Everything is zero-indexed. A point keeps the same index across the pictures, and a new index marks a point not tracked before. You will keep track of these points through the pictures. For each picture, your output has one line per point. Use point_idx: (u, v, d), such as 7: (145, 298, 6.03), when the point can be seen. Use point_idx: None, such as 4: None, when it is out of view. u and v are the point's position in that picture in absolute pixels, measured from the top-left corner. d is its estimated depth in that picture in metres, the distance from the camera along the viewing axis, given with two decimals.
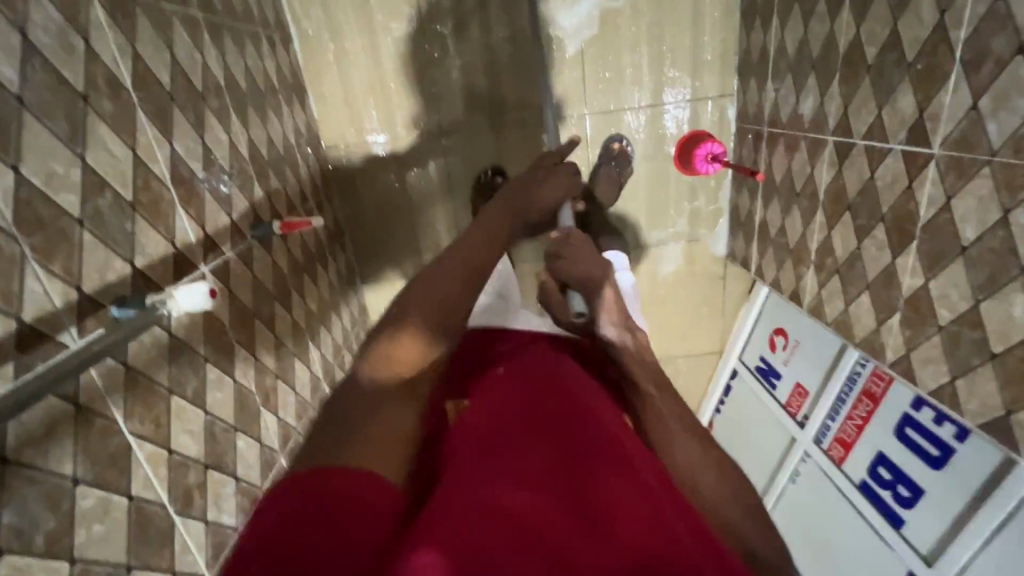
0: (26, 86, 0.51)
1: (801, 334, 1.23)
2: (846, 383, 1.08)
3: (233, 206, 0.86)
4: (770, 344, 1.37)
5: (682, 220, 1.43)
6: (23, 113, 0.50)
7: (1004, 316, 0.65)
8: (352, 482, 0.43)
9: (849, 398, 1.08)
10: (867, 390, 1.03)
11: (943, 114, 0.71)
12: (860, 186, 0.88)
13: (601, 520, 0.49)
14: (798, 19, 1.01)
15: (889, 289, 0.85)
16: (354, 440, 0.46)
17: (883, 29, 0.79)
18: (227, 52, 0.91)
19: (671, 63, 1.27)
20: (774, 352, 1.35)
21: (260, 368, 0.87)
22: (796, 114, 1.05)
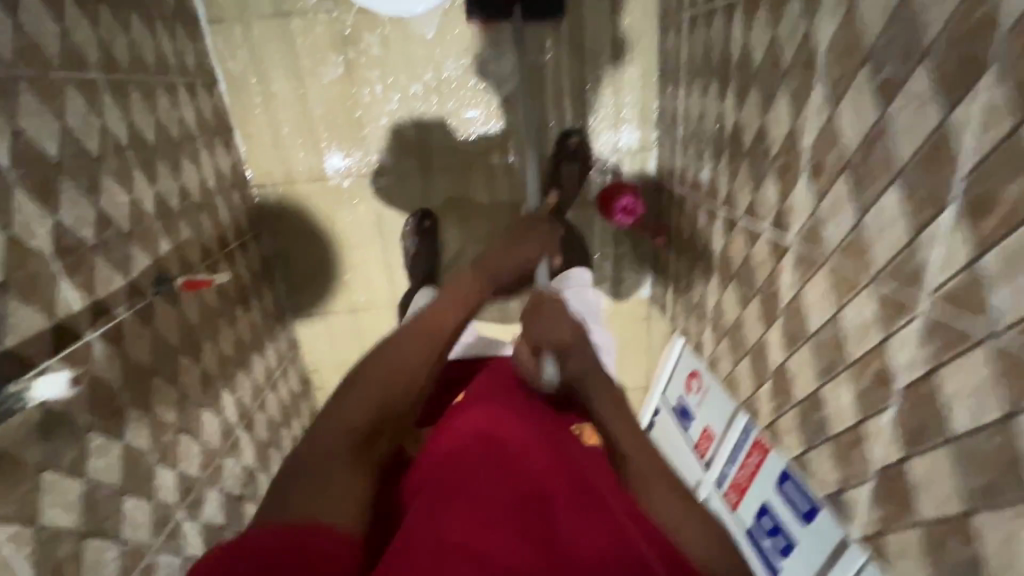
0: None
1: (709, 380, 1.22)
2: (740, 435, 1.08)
3: (131, 266, 0.87)
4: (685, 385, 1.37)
5: (607, 263, 1.48)
6: None
7: (837, 402, 0.72)
8: (305, 538, 0.54)
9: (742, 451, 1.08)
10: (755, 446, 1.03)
11: (795, 210, 0.77)
12: (742, 259, 0.94)
13: (549, 549, 0.59)
14: (697, 92, 1.07)
15: (761, 359, 0.91)
16: (313, 491, 0.60)
17: (756, 120, 0.85)
18: (132, 108, 0.92)
19: (594, 116, 1.32)
20: (689, 392, 1.35)
21: (157, 425, 0.89)
22: (697, 180, 1.11)
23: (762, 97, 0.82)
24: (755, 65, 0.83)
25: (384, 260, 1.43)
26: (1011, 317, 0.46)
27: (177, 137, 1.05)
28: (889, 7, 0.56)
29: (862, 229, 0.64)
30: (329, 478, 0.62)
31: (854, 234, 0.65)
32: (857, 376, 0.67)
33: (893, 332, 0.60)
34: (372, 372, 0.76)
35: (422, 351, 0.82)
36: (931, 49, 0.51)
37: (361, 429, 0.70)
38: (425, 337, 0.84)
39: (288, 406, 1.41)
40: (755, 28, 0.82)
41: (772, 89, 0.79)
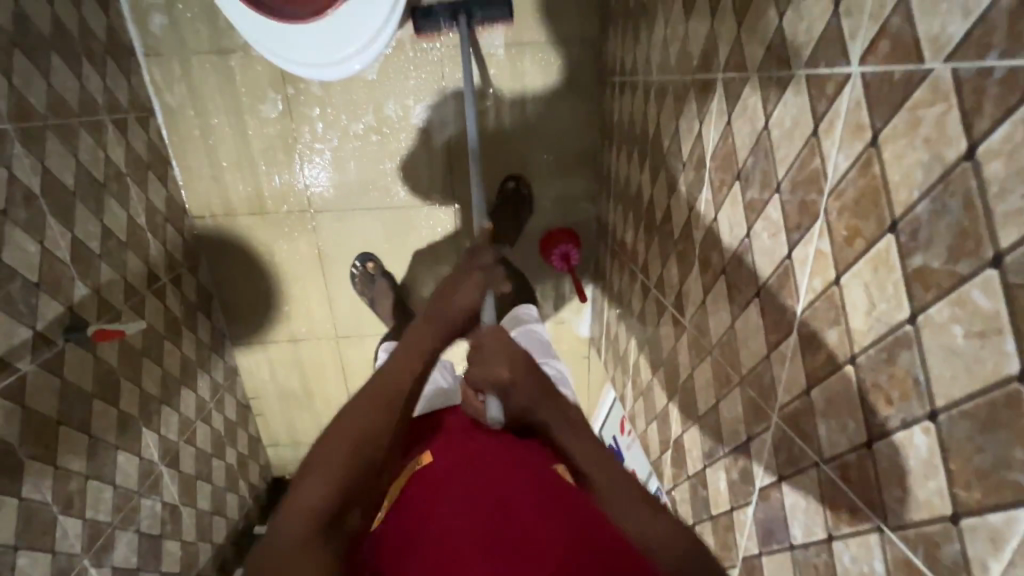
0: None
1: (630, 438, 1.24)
2: None
3: (39, 316, 0.86)
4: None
5: (549, 303, 1.51)
6: None
7: (716, 486, 0.75)
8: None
9: None
10: None
11: (690, 296, 0.80)
12: (653, 327, 0.97)
13: None
14: (626, 155, 1.09)
15: (665, 426, 0.94)
16: None
17: (664, 200, 0.88)
18: (49, 153, 0.91)
19: (535, 163, 1.34)
20: None
21: (62, 474, 0.89)
22: (625, 239, 1.14)
23: (669, 179, 0.85)
24: (665, 147, 0.86)
25: (325, 292, 1.44)
26: (829, 452, 0.50)
27: (102, 176, 1.04)
28: (752, 135, 0.59)
29: (734, 331, 0.67)
30: (291, 568, 0.48)
31: (730, 334, 0.68)
32: (730, 466, 0.70)
33: (753, 435, 0.64)
34: (339, 425, 0.61)
35: (381, 403, 0.64)
36: (780, 185, 0.55)
37: (312, 527, 0.52)
38: (380, 401, 0.64)
39: (222, 436, 1.41)
40: (664, 113, 0.85)
41: (675, 175, 0.82)
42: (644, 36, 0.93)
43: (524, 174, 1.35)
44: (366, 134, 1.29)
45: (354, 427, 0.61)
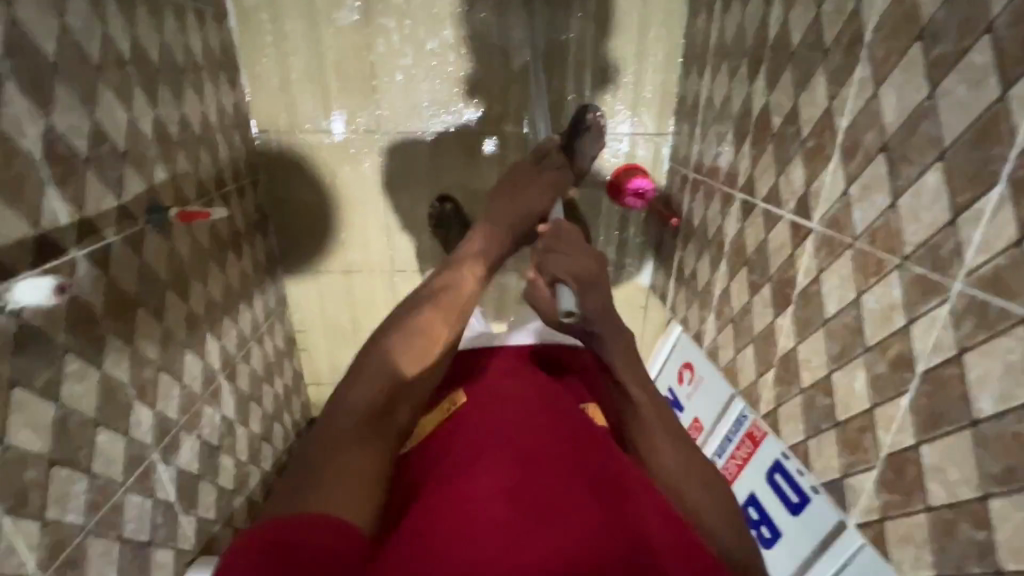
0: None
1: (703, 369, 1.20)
2: (733, 424, 1.03)
3: (125, 187, 0.81)
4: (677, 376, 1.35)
5: (612, 248, 1.47)
6: None
7: (849, 388, 0.71)
8: (312, 525, 0.53)
9: (733, 438, 1.04)
10: (749, 432, 0.99)
11: (822, 193, 0.75)
12: (756, 245, 0.93)
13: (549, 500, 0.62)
14: (723, 75, 1.05)
15: (767, 346, 0.90)
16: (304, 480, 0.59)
17: (787, 101, 0.83)
18: (138, 22, 0.86)
19: (613, 94, 1.30)
20: (681, 385, 1.31)
21: (140, 358, 0.84)
22: (715, 165, 1.09)
23: (798, 76, 0.80)
24: (793, 43, 0.81)
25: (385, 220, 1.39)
26: None
27: (182, 62, 0.99)
28: None
29: (895, 212, 0.63)
30: (330, 469, 0.60)
31: (887, 216, 0.64)
32: (874, 361, 0.66)
33: (918, 316, 0.60)
34: (373, 382, 0.71)
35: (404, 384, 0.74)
36: (995, 23, 0.50)
37: (373, 405, 0.69)
38: (418, 337, 0.78)
39: (272, 363, 1.36)
40: (796, 7, 0.80)
41: (810, 67, 0.77)
42: None
43: (600, 105, 1.30)
44: (442, 52, 1.25)
45: (390, 370, 0.73)
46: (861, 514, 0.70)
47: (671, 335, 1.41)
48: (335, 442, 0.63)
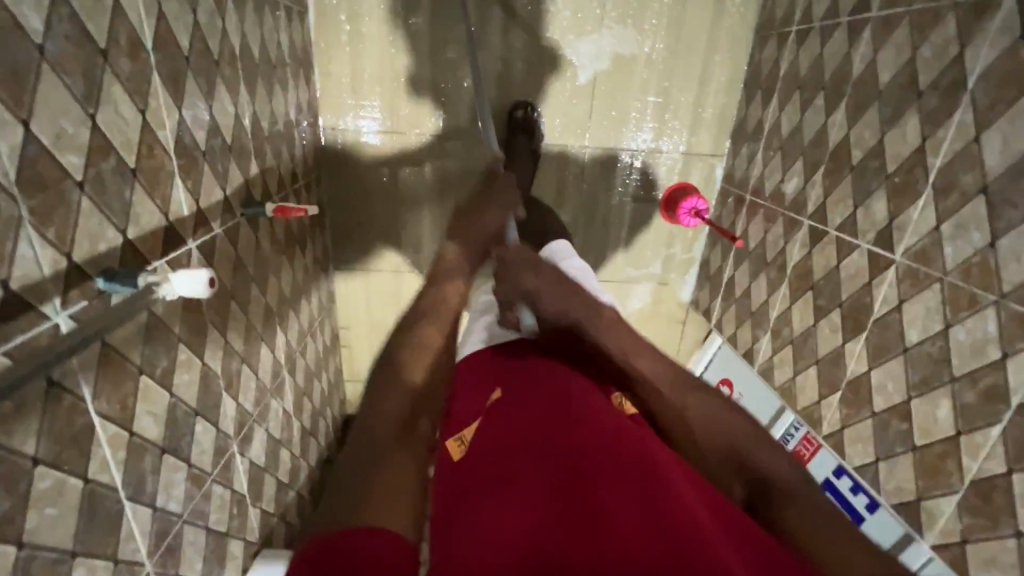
0: (49, 37, 0.48)
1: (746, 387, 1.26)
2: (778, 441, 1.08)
3: (228, 181, 0.82)
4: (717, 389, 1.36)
5: (657, 263, 1.50)
6: (43, 64, 0.47)
7: (930, 415, 0.74)
8: (367, 544, 0.50)
9: None
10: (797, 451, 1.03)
11: (909, 227, 0.79)
12: (826, 271, 0.97)
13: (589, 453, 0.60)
14: (793, 105, 1.09)
15: (834, 369, 0.94)
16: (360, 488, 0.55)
17: (872, 137, 0.87)
18: (246, 18, 0.87)
19: (673, 114, 1.33)
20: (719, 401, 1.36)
21: (230, 350, 0.85)
22: (779, 192, 1.13)
23: (885, 114, 0.84)
24: (881, 82, 0.85)
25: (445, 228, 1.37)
26: None
27: (274, 59, 1.01)
28: None
29: (994, 251, 0.66)
30: (374, 477, 0.55)
31: (983, 255, 0.68)
32: (962, 391, 0.70)
33: (1016, 351, 0.64)
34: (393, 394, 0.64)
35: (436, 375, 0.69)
36: None
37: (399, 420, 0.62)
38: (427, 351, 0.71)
39: (320, 358, 1.37)
40: (886, 49, 0.84)
41: (901, 107, 0.81)
42: None
43: (659, 124, 1.34)
44: (511, 62, 1.28)
45: (421, 389, 0.67)
46: (937, 537, 0.74)
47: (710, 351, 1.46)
48: (374, 454, 0.58)
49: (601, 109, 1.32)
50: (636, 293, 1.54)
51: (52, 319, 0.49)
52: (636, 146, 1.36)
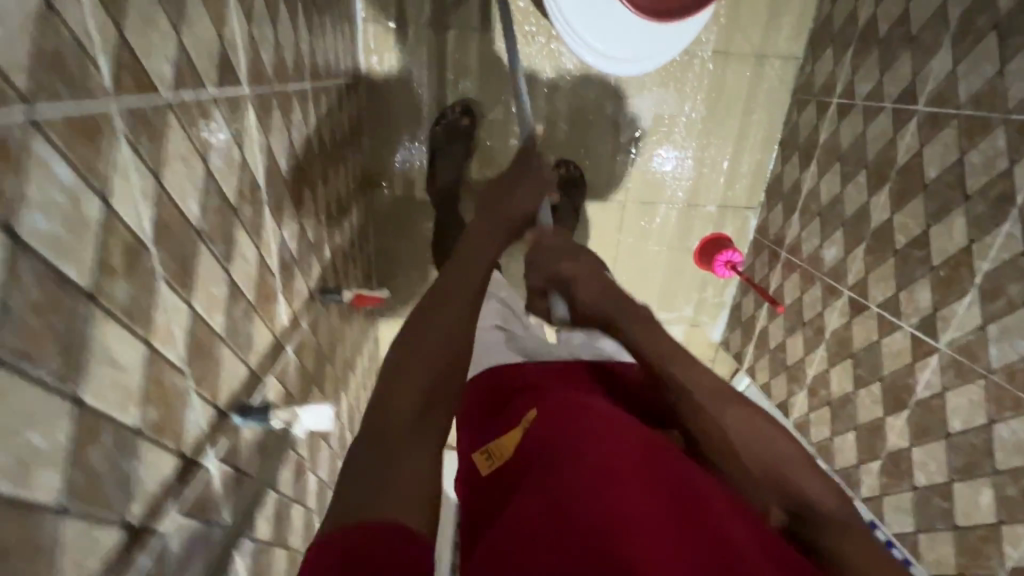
0: (203, 217, 0.52)
1: None
2: None
3: (310, 276, 0.87)
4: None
5: (689, 306, 1.55)
6: (200, 244, 0.52)
7: (972, 499, 0.81)
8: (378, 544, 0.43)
9: None
10: None
11: (954, 320, 0.84)
12: (867, 344, 1.02)
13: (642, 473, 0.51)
14: (832, 175, 1.13)
15: (874, 438, 0.99)
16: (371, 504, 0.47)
17: (916, 226, 0.92)
18: (320, 113, 0.91)
19: (710, 169, 1.37)
20: None
21: (312, 432, 0.90)
22: (817, 256, 1.17)
23: (931, 208, 0.89)
24: (927, 176, 0.90)
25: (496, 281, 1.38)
26: None
27: (338, 139, 1.04)
28: None
29: None
30: (398, 474, 0.49)
31: None
32: (1005, 483, 0.76)
33: None
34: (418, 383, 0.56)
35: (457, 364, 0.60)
36: None
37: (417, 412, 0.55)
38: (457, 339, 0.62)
39: None
40: (934, 145, 0.89)
41: (948, 205, 0.86)
42: (900, 64, 0.96)
43: (697, 178, 1.37)
44: (553, 122, 1.30)
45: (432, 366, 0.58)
46: None
47: (737, 388, 1.50)
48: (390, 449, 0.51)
49: (640, 165, 1.35)
50: (668, 335, 1.59)
51: (205, 465, 0.54)
52: (673, 200, 1.40)
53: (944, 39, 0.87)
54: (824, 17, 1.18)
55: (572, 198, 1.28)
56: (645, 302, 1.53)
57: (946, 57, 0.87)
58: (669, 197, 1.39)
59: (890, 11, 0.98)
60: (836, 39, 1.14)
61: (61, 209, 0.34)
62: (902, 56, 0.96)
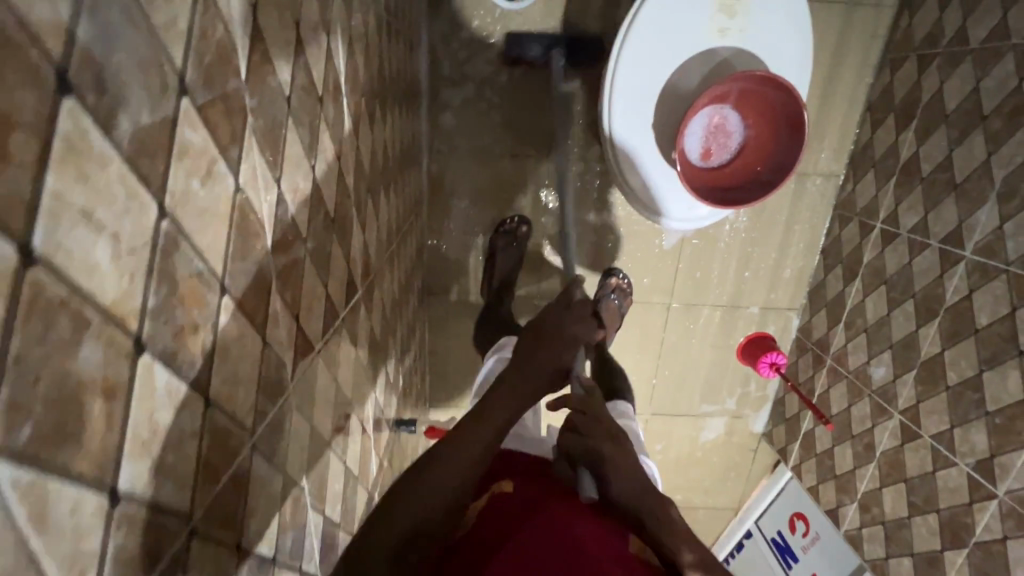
0: (331, 429, 0.61)
1: (821, 527, 1.31)
2: None
3: (388, 413, 0.94)
4: (789, 524, 1.44)
5: (732, 399, 1.57)
6: (329, 453, 0.61)
7: None
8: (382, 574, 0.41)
9: None
10: None
11: (1012, 471, 0.86)
12: (920, 472, 1.03)
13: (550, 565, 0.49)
14: (879, 295, 1.16)
15: (933, 569, 1.00)
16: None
17: (968, 367, 0.94)
18: (398, 258, 0.99)
19: (753, 272, 1.41)
20: (792, 534, 1.42)
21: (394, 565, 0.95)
22: (864, 372, 1.19)
23: (984, 354, 0.91)
24: (978, 322, 0.93)
25: None
26: None
27: (407, 265, 1.12)
28: None
29: None
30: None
31: None
32: None
33: None
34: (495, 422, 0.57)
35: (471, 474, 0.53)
36: None
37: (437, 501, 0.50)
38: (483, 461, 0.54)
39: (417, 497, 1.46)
40: (986, 291, 0.92)
41: (1001, 354, 0.89)
42: (945, 207, 1.01)
43: (739, 280, 1.41)
44: (602, 227, 1.32)
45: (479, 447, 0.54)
46: None
47: (780, 479, 1.52)
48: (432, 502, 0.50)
49: (685, 272, 1.40)
50: (710, 426, 1.60)
51: None
52: (715, 301, 1.44)
53: (990, 195, 0.92)
54: (864, 142, 1.24)
55: (613, 298, 1.28)
56: (688, 393, 1.55)
57: (992, 213, 0.91)
58: (714, 299, 1.43)
59: (932, 155, 1.04)
60: (877, 167, 1.19)
61: (266, 510, 0.44)
62: (947, 199, 1.00)
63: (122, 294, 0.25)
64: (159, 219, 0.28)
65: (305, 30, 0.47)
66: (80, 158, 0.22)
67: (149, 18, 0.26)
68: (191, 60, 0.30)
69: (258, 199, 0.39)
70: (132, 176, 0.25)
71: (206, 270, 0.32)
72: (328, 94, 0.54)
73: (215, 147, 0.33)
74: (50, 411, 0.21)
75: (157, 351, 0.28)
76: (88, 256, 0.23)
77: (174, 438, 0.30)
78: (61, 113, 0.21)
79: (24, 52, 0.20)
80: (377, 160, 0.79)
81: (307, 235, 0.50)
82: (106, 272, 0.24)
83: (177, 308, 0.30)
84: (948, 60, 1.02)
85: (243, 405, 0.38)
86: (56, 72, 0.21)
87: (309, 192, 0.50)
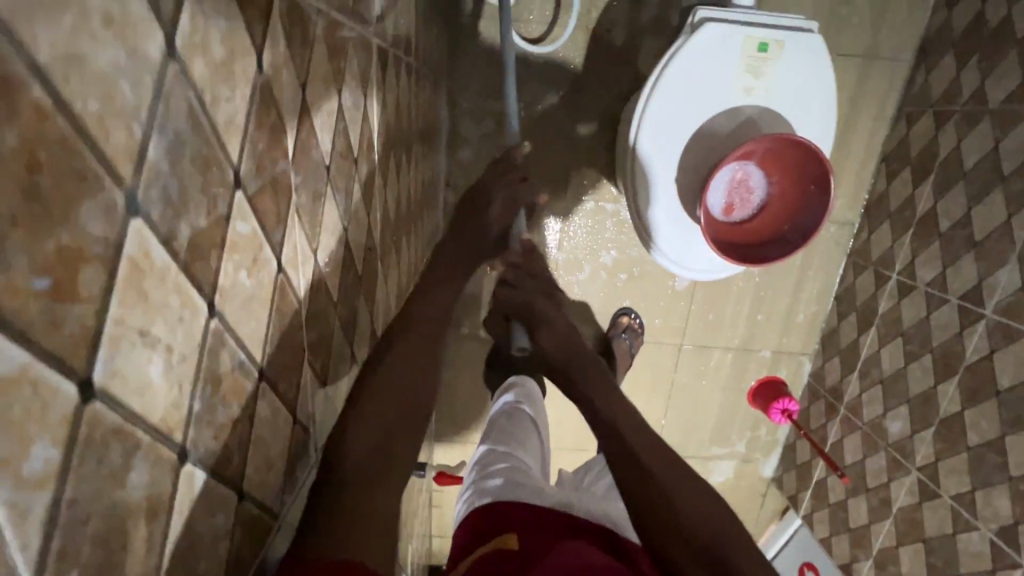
0: None
1: None
2: None
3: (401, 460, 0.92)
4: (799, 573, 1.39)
5: (741, 443, 1.54)
6: None
7: None
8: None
9: None
10: None
11: None
12: (940, 533, 1.01)
13: None
14: (895, 346, 1.15)
15: None
16: None
17: (989, 428, 0.93)
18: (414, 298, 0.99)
19: (765, 316, 1.40)
20: None
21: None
22: (880, 424, 1.17)
23: (1006, 416, 0.90)
24: (999, 383, 0.92)
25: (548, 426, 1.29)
26: None
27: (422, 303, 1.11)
28: None
29: None
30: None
31: None
32: None
33: None
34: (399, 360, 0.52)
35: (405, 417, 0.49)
36: None
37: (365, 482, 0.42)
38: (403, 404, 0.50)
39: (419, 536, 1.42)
40: (1007, 352, 0.91)
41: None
42: (965, 263, 1.00)
43: (751, 324, 1.40)
44: (615, 266, 1.32)
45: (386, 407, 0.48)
46: None
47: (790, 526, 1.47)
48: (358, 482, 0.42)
49: (697, 314, 1.39)
50: (719, 470, 1.57)
51: None
52: (727, 343, 1.42)
53: (1010, 256, 0.92)
54: (880, 192, 1.25)
55: (624, 338, 1.29)
56: (697, 436, 1.53)
57: (1013, 274, 0.91)
58: (725, 342, 1.42)
59: (950, 210, 1.04)
60: (893, 218, 1.19)
61: None
62: (966, 256, 1.00)
63: (170, 406, 0.24)
64: (208, 319, 0.27)
65: (345, 96, 0.47)
66: (143, 277, 0.22)
67: (212, 118, 0.26)
68: (246, 151, 0.30)
69: (297, 275, 0.38)
70: (188, 284, 0.25)
71: (247, 359, 0.31)
72: (362, 153, 0.54)
73: (262, 232, 0.32)
74: (97, 549, 0.20)
75: (198, 455, 0.27)
76: (141, 376, 0.22)
77: (206, 541, 0.28)
78: (128, 235, 0.21)
79: (98, 183, 0.19)
80: (400, 205, 0.79)
81: (336, 297, 0.49)
82: (158, 388, 0.23)
83: (219, 406, 0.29)
84: (965, 118, 1.03)
85: (270, 488, 0.37)
86: (126, 195, 0.20)
87: (340, 254, 0.49)
